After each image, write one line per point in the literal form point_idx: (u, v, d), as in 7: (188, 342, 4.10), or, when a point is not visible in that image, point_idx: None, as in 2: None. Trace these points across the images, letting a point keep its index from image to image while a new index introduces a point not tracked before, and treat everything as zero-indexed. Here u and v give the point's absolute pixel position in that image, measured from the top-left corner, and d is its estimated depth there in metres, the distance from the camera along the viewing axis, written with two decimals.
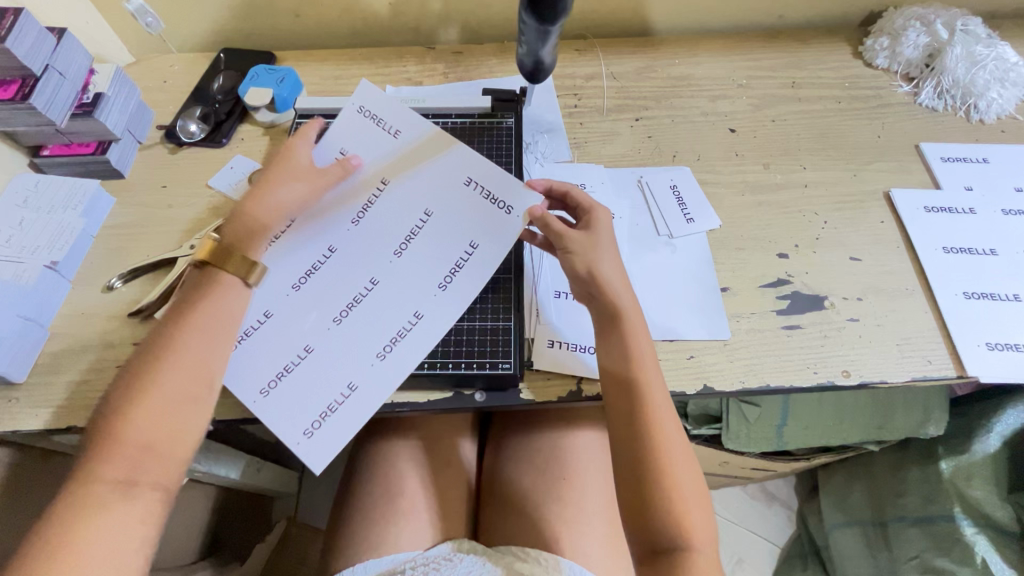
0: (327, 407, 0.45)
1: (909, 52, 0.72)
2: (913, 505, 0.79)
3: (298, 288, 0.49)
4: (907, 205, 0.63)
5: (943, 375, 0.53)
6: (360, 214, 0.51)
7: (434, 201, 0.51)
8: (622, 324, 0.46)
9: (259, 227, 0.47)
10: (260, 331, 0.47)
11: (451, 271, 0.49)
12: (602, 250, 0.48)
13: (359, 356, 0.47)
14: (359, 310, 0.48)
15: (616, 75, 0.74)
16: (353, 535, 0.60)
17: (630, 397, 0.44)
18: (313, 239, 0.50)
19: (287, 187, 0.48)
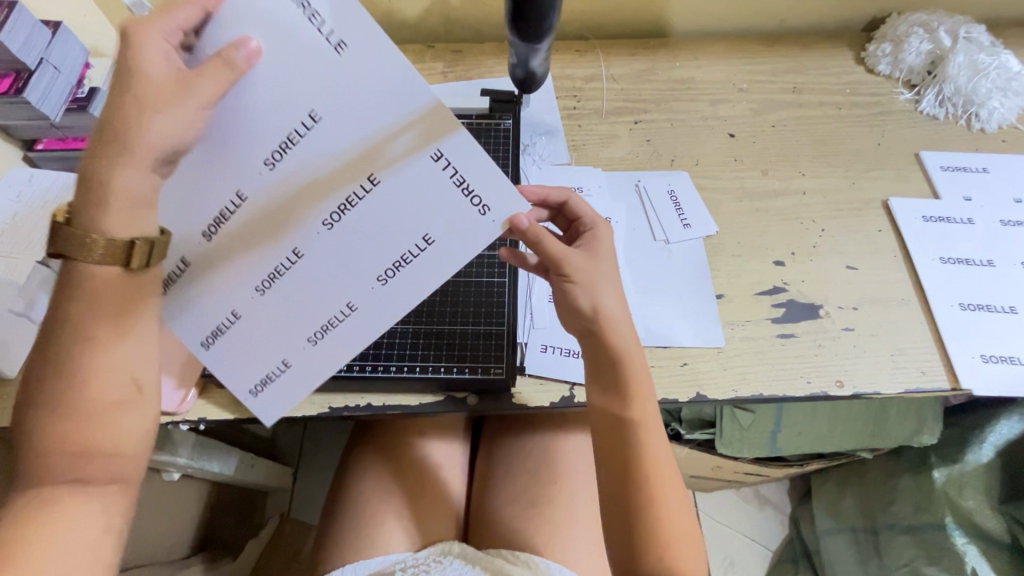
0: (263, 376, 0.39)
1: (911, 59, 0.71)
2: (904, 512, 0.79)
3: (209, 239, 0.35)
4: (905, 213, 0.63)
5: (937, 387, 0.53)
6: (277, 155, 0.33)
7: (388, 169, 0.34)
8: (622, 370, 0.44)
9: (138, 200, 0.32)
10: (179, 280, 0.36)
11: (395, 265, 0.36)
12: (607, 279, 0.45)
13: (287, 340, 0.37)
14: (285, 286, 0.36)
15: (616, 77, 0.73)
16: (343, 535, 0.60)
17: (626, 449, 0.43)
18: (210, 176, 0.33)
19: (156, 127, 0.30)
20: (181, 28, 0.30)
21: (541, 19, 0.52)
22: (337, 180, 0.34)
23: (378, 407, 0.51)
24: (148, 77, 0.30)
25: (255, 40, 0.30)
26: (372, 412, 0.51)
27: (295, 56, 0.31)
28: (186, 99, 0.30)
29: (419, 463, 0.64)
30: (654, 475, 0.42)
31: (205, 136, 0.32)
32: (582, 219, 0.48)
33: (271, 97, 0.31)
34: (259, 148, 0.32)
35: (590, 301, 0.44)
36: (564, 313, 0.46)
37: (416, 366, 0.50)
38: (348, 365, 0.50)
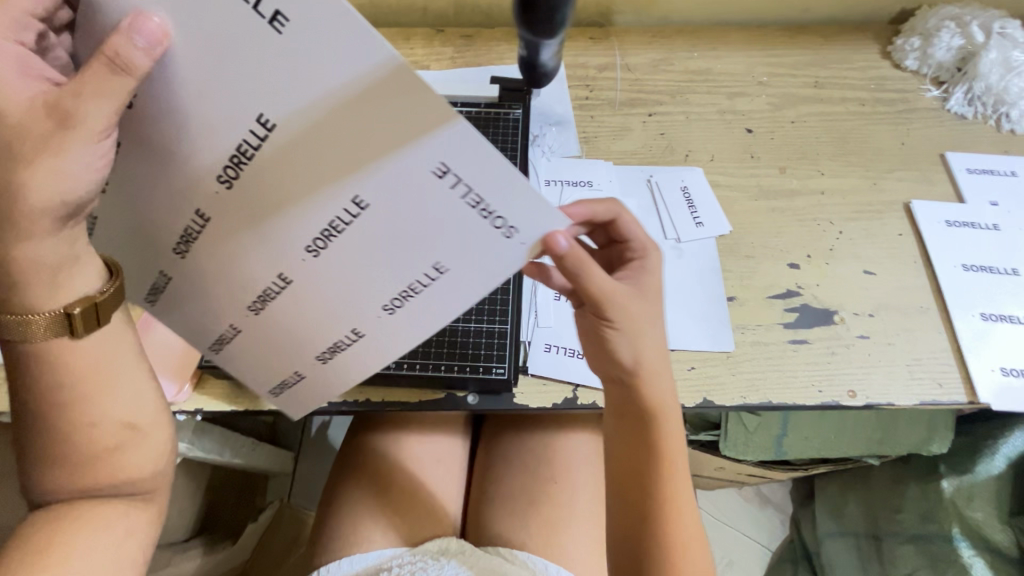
0: (282, 383, 0.41)
1: (940, 55, 0.68)
2: (909, 521, 0.78)
3: (180, 256, 0.34)
4: (927, 217, 0.60)
5: (953, 401, 0.51)
6: (231, 171, 0.29)
7: (371, 183, 0.29)
8: (651, 421, 0.43)
9: (58, 264, 0.29)
10: (165, 290, 0.37)
11: (402, 294, 0.34)
12: (653, 324, 0.42)
13: (298, 354, 0.39)
14: (280, 309, 0.36)
15: (631, 66, 0.71)
16: (340, 527, 0.60)
17: (643, 494, 0.43)
18: (170, 194, 0.31)
19: (49, 172, 0.27)
20: (28, 14, 0.27)
21: (554, 10, 0.53)
22: (318, 201, 0.30)
23: (377, 403, 0.50)
24: (6, 102, 0.26)
25: (155, 15, 0.25)
26: (371, 407, 0.50)
27: (220, 40, 0.25)
28: (78, 123, 0.27)
29: (417, 458, 0.63)
30: (677, 542, 0.42)
31: (133, 143, 0.30)
32: (630, 243, 0.44)
33: (204, 97, 0.27)
34: (211, 160, 0.29)
35: (630, 353, 0.42)
36: (595, 353, 0.44)
37: (416, 364, 0.49)
38: None
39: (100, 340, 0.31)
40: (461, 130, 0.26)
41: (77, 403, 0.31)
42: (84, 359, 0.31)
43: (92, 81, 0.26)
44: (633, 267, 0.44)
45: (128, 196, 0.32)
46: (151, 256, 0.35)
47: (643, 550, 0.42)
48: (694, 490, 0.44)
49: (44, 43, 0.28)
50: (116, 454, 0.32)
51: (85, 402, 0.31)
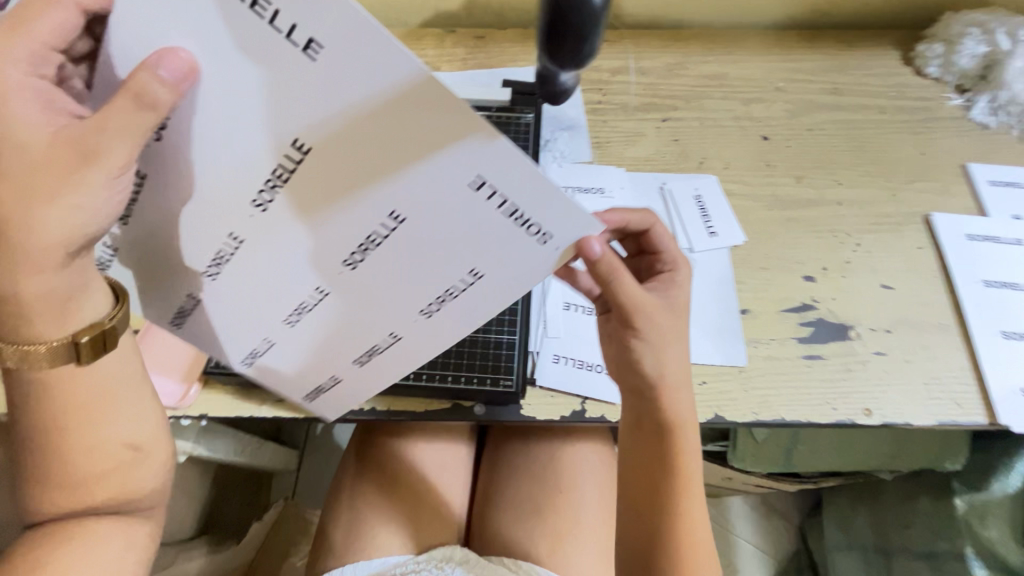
0: (319, 386, 0.44)
1: (964, 62, 0.66)
2: (920, 537, 0.77)
3: (211, 279, 0.34)
4: (947, 230, 0.59)
5: (972, 421, 0.50)
6: (266, 196, 0.29)
7: (406, 198, 0.29)
8: (673, 436, 0.42)
9: (62, 295, 0.29)
10: (195, 311, 0.37)
11: (439, 298, 0.35)
12: (679, 337, 0.42)
13: (336, 358, 0.41)
14: (316, 319, 0.37)
15: (645, 70, 0.69)
16: (344, 533, 0.60)
17: (660, 510, 0.42)
18: (202, 220, 0.31)
19: (61, 209, 0.26)
20: (48, 47, 0.26)
21: (583, 40, 0.51)
22: (356, 220, 0.30)
23: (383, 412, 0.50)
24: (25, 138, 0.26)
25: (182, 50, 0.25)
26: (376, 416, 0.49)
27: (249, 73, 0.25)
28: (96, 162, 0.26)
29: (420, 466, 0.63)
30: (690, 553, 0.42)
31: (161, 174, 0.29)
32: (663, 254, 0.44)
33: (235, 129, 0.27)
34: (245, 186, 0.29)
35: (653, 362, 0.41)
36: (618, 361, 0.43)
37: (423, 373, 0.49)
38: None
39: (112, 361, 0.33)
40: (499, 144, 0.27)
41: (80, 421, 0.32)
42: (90, 379, 0.32)
43: (117, 117, 0.25)
44: (662, 277, 0.44)
45: (157, 225, 0.32)
46: (182, 280, 0.35)
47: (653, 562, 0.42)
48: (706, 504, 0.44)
49: (62, 74, 0.27)
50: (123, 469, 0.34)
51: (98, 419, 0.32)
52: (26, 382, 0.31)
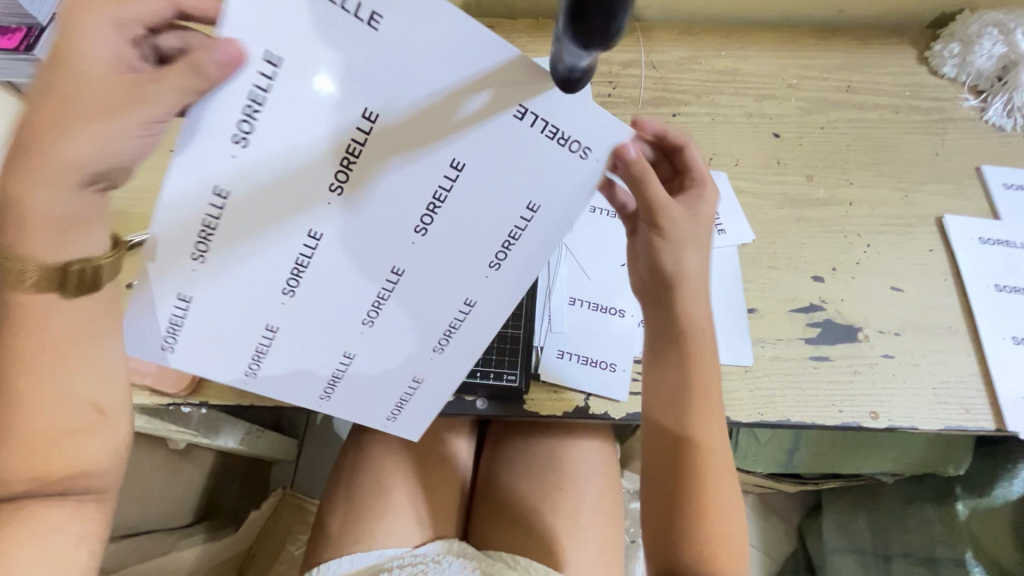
0: (399, 398, 0.40)
1: (980, 63, 0.65)
2: (918, 542, 0.76)
3: (289, 295, 0.33)
4: (960, 233, 0.58)
5: (978, 428, 0.50)
6: (341, 177, 0.30)
7: (469, 146, 0.31)
8: (694, 400, 0.43)
9: (64, 221, 0.29)
10: (276, 348, 0.35)
11: (505, 243, 0.35)
12: (690, 248, 0.42)
13: (415, 354, 0.38)
14: (393, 305, 0.35)
15: (656, 63, 0.69)
16: (341, 524, 0.60)
17: (697, 488, 0.42)
18: (274, 223, 0.31)
19: (82, 139, 0.27)
20: (140, 23, 0.28)
21: None
22: (421, 178, 0.31)
23: None
24: (85, 70, 0.27)
25: (240, 41, 0.26)
26: None
27: (316, 50, 0.27)
28: (133, 107, 0.27)
29: (420, 459, 0.62)
30: (718, 526, 0.42)
31: (242, 189, 0.29)
32: (691, 173, 0.43)
33: (304, 111, 0.28)
34: (322, 169, 0.30)
35: (674, 259, 0.42)
36: (643, 268, 0.44)
37: None
38: None
39: (92, 329, 0.32)
40: (550, 91, 0.30)
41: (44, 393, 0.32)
42: (62, 352, 0.31)
43: (173, 77, 0.27)
44: (690, 194, 0.43)
45: (235, 251, 0.31)
46: (259, 311, 0.33)
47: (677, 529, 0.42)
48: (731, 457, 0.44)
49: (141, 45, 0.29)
50: (81, 445, 0.33)
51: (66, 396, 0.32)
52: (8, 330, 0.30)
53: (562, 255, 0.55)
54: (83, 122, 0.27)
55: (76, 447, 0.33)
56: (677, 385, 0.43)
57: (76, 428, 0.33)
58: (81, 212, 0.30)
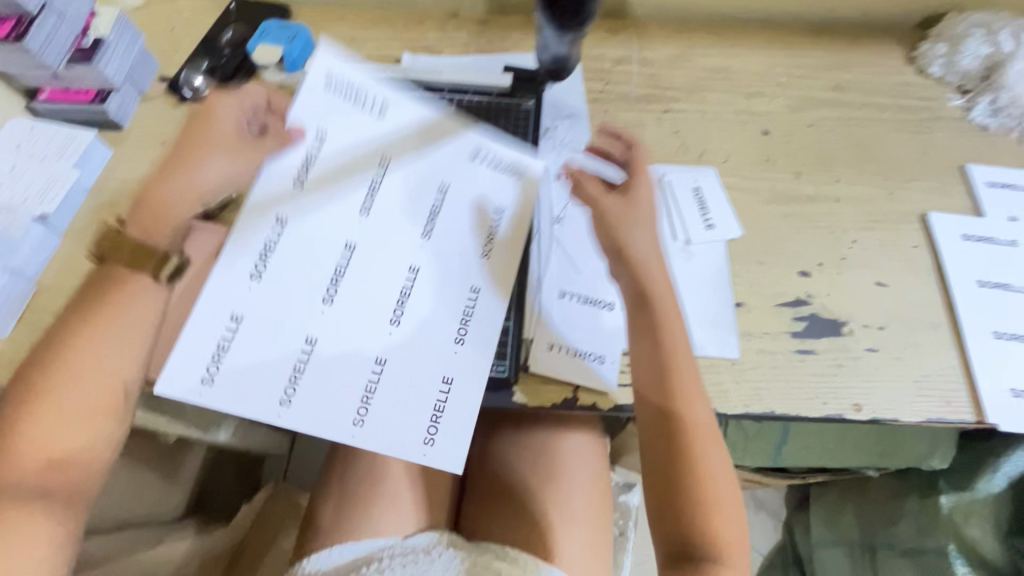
0: (434, 408, 0.45)
1: (966, 63, 0.66)
2: (905, 534, 0.77)
3: (328, 303, 0.46)
4: (945, 230, 0.59)
5: (960, 420, 0.50)
6: (369, 204, 0.48)
7: (455, 176, 0.50)
8: (676, 358, 0.46)
9: (176, 216, 0.45)
10: (315, 356, 0.45)
11: (487, 238, 0.50)
12: (630, 226, 0.47)
13: (436, 353, 0.46)
14: (412, 305, 0.47)
15: (648, 61, 0.70)
16: (333, 514, 0.60)
17: (683, 442, 0.44)
18: (330, 238, 0.47)
19: (207, 168, 0.46)
20: (256, 105, 0.49)
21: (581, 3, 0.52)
22: (421, 196, 0.49)
23: None
24: (222, 129, 0.47)
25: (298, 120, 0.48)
26: None
27: (368, 124, 0.49)
28: (253, 152, 0.48)
29: None
30: (706, 477, 0.44)
31: (300, 218, 0.47)
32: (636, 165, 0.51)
33: (347, 155, 0.49)
34: (360, 192, 0.48)
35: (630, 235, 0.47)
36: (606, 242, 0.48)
37: None
38: None
39: (122, 323, 0.42)
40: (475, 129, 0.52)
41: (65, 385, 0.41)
42: (101, 347, 0.42)
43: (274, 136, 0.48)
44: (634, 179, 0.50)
45: (295, 248, 0.47)
46: (312, 323, 0.45)
47: (682, 510, 0.44)
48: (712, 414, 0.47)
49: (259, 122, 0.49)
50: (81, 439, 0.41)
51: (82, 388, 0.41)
52: (82, 317, 0.42)
53: (552, 249, 0.56)
54: (212, 156, 0.46)
55: (78, 437, 0.41)
56: (654, 350, 0.46)
57: (89, 413, 0.41)
58: (183, 211, 0.46)
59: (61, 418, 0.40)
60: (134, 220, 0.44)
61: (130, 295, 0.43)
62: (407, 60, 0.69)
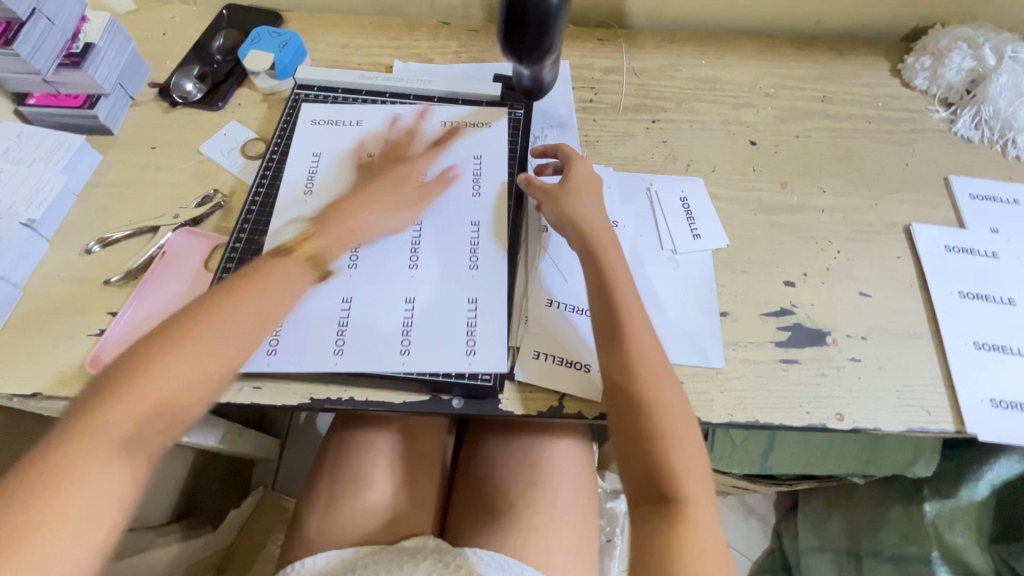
0: (467, 325, 0.51)
1: (950, 76, 0.67)
2: (890, 541, 0.78)
3: (352, 265, 0.53)
4: (927, 241, 0.59)
5: (940, 430, 0.51)
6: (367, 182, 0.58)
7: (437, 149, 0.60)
8: (620, 308, 0.48)
9: (350, 232, 0.52)
10: (354, 310, 0.51)
11: (475, 181, 0.58)
12: (574, 197, 0.54)
13: (460, 283, 0.53)
14: (425, 248, 0.54)
15: (638, 71, 0.71)
16: (320, 521, 0.60)
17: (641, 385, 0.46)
18: None
19: (377, 197, 0.55)
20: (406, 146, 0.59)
21: (542, 35, 0.47)
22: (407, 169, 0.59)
23: (361, 402, 0.50)
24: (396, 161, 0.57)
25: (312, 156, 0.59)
26: (354, 406, 0.50)
27: (356, 130, 0.61)
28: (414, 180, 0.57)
29: (400, 454, 0.64)
30: (667, 410, 0.45)
31: (325, 199, 0.57)
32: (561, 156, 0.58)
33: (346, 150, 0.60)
34: (356, 171, 0.59)
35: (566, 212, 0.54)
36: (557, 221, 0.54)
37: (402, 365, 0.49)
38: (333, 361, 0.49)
39: (277, 297, 0.46)
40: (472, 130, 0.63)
41: (196, 338, 0.41)
42: (246, 311, 0.44)
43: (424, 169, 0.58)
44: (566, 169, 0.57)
45: None
46: (342, 285, 0.52)
47: (641, 456, 0.44)
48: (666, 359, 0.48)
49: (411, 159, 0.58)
50: (185, 400, 0.40)
51: (211, 346, 0.41)
52: (236, 282, 0.45)
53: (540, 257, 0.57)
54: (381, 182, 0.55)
55: (181, 403, 0.40)
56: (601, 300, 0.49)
57: (192, 382, 0.40)
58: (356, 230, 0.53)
59: (173, 379, 0.39)
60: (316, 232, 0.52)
61: (275, 283, 0.46)
62: (398, 67, 0.69)
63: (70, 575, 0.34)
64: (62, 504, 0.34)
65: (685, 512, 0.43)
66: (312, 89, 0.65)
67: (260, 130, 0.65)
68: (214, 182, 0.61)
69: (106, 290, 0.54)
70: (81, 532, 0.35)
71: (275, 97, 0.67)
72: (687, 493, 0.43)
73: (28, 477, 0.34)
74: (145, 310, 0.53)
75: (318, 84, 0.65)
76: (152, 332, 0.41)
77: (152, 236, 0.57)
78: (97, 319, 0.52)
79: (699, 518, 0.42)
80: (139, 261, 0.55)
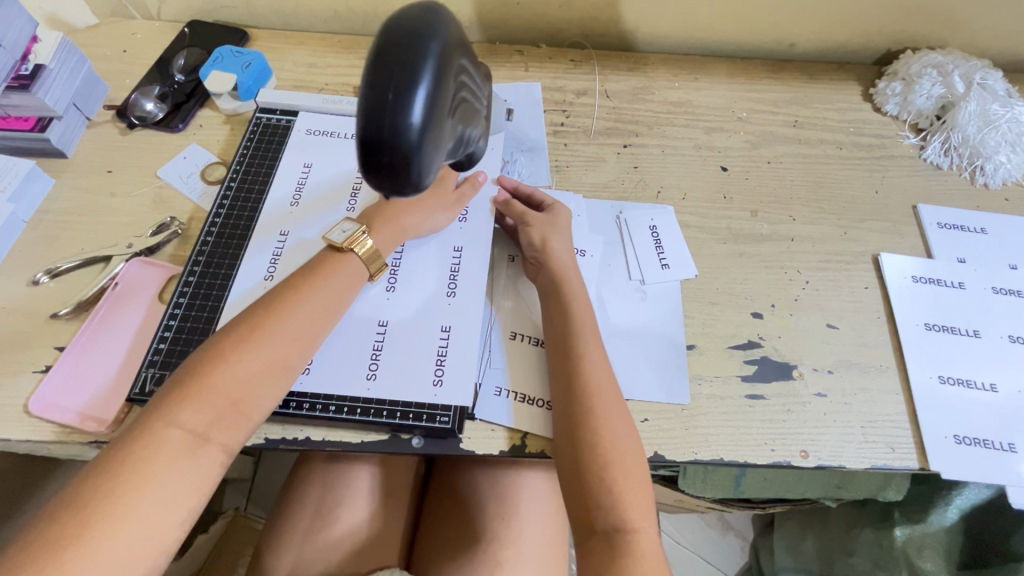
0: (439, 355, 0.50)
1: (920, 102, 0.67)
2: (861, 566, 0.77)
3: None
4: (894, 271, 0.59)
5: (903, 466, 0.51)
6: (353, 202, 0.58)
7: None
8: (573, 340, 0.49)
9: (397, 229, 0.53)
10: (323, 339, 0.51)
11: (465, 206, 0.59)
12: (552, 232, 0.55)
13: (436, 309, 0.53)
14: (404, 271, 0.55)
15: (610, 93, 0.70)
16: (292, 557, 0.57)
17: (590, 416, 0.46)
18: (315, 234, 0.56)
19: (416, 199, 0.54)
20: None
21: (404, 152, 0.31)
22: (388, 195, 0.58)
23: (316, 441, 0.49)
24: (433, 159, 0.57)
25: (304, 165, 0.60)
26: (310, 446, 0.49)
27: (349, 146, 0.61)
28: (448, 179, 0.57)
29: (375, 485, 0.62)
30: (609, 442, 0.45)
31: (313, 216, 0.57)
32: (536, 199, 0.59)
33: (335, 164, 0.60)
34: (343, 188, 0.59)
35: (539, 239, 0.54)
36: (529, 254, 0.55)
37: (358, 407, 0.48)
38: (284, 400, 0.48)
39: (338, 294, 0.49)
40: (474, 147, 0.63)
41: (263, 335, 0.44)
42: (307, 307, 0.47)
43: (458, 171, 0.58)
44: (547, 209, 0.58)
45: (302, 240, 0.55)
46: None
47: (585, 484, 0.44)
48: (618, 389, 0.49)
49: None
50: (252, 394, 0.43)
51: (278, 342, 0.44)
52: (296, 278, 0.49)
53: (498, 301, 0.56)
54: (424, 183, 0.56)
55: (250, 399, 0.43)
56: (556, 328, 0.50)
57: (261, 378, 0.43)
58: (400, 227, 0.54)
59: (245, 375, 0.43)
60: (370, 227, 0.52)
61: (333, 282, 0.49)
62: None
63: (147, 557, 0.37)
64: (146, 487, 0.38)
65: (625, 545, 0.42)
66: (275, 113, 0.64)
67: (222, 153, 0.63)
68: (171, 209, 0.59)
69: (53, 324, 0.52)
70: (165, 514, 0.38)
71: (238, 119, 0.66)
72: (630, 521, 0.43)
73: (116, 459, 0.38)
74: (99, 335, 0.51)
75: (281, 107, 0.64)
76: (224, 329, 0.45)
77: (104, 265, 0.55)
78: (42, 356, 0.50)
79: (643, 555, 0.42)
80: (88, 292, 0.53)
